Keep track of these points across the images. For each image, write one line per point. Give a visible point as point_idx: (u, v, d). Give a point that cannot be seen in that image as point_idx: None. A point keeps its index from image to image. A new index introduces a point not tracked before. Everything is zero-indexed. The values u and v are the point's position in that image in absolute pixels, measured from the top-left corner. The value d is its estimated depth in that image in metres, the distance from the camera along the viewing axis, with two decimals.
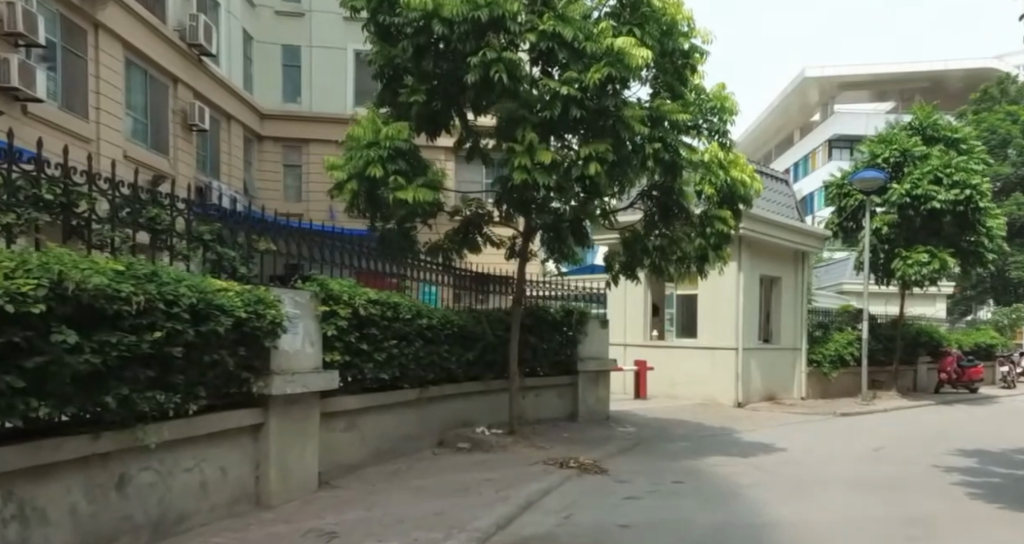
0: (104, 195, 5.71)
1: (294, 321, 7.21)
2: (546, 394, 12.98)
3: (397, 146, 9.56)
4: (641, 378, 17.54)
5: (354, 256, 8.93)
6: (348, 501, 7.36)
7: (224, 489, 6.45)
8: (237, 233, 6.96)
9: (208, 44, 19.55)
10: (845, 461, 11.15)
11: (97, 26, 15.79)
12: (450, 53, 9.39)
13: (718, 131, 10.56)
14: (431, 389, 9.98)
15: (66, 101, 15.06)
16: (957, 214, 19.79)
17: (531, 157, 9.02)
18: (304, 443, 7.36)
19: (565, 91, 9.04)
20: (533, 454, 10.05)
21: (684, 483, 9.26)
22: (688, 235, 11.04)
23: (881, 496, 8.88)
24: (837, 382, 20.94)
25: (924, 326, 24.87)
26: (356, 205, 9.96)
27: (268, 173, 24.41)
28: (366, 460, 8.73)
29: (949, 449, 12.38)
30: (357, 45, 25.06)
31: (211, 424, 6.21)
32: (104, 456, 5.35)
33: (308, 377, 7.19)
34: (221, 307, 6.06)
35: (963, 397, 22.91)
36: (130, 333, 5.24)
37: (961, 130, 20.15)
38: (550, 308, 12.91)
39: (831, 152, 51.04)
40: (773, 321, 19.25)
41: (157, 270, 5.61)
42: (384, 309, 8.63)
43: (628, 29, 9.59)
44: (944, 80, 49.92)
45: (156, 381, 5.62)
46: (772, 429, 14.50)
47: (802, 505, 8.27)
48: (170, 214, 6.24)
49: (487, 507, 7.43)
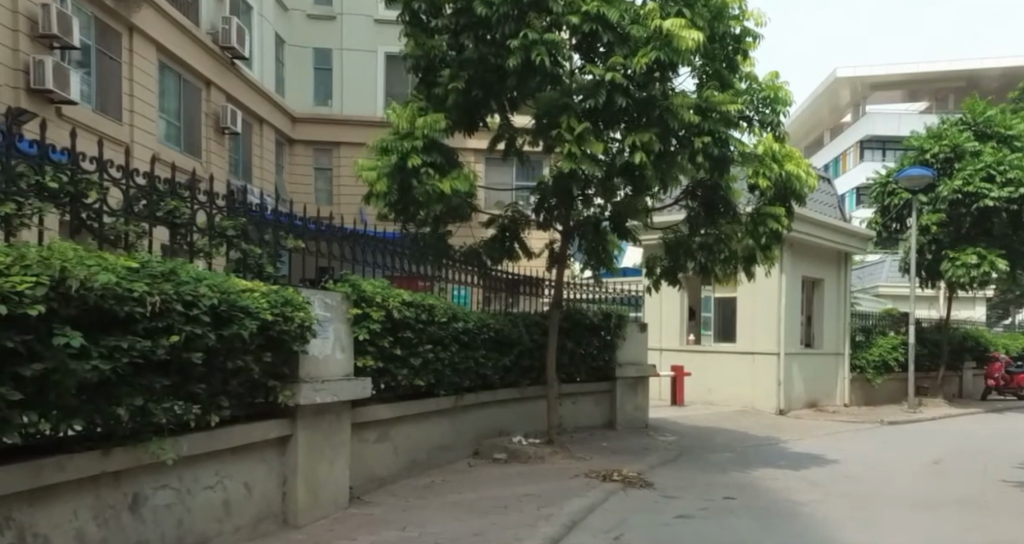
0: (117, 184, 5.24)
1: (325, 324, 6.71)
2: (584, 401, 12.40)
3: (433, 137, 9.05)
4: (678, 384, 16.78)
5: (391, 257, 8.29)
6: (381, 519, 6.82)
7: (248, 508, 5.96)
8: (264, 230, 6.44)
9: (242, 47, 19.12)
10: (906, 475, 10.42)
11: (131, 29, 15.42)
12: (490, 40, 8.82)
13: (770, 123, 9.89)
14: (467, 397, 9.42)
15: (101, 104, 14.64)
16: (1011, 213, 18.84)
17: (581, 146, 8.45)
18: (334, 456, 6.84)
19: (610, 78, 8.49)
20: (574, 466, 9.46)
21: (739, 500, 8.62)
22: (735, 234, 10.30)
23: (955, 516, 8.17)
24: (881, 389, 20.16)
25: (969, 330, 23.91)
26: (388, 206, 9.44)
27: (298, 176, 24.05)
28: (399, 474, 8.18)
29: (1014, 462, 11.62)
30: (388, 47, 24.59)
31: (234, 438, 5.73)
32: (115, 475, 4.88)
33: (339, 384, 6.68)
34: (246, 309, 5.56)
35: (1012, 404, 21.97)
36: (144, 337, 4.79)
37: (1015, 126, 19.27)
38: (588, 311, 12.30)
39: (862, 153, 49.97)
40: (816, 324, 18.44)
41: (175, 268, 5.13)
42: (419, 312, 8.05)
43: (678, 10, 8.88)
44: (981, 79, 47.85)
45: (174, 389, 5.16)
46: (820, 439, 13.79)
47: (871, 526, 7.61)
48: (190, 207, 5.76)
49: (530, 527, 6.84)
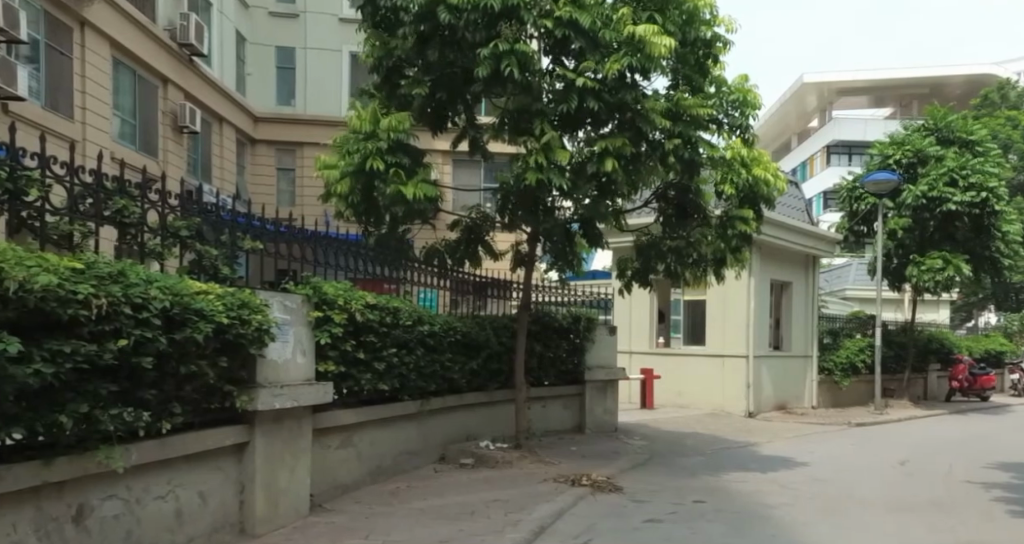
0: (60, 181, 5.05)
1: (284, 328, 6.54)
2: (553, 405, 12.27)
3: (398, 138, 8.86)
4: (648, 387, 16.74)
5: (354, 259, 8.06)
6: (344, 527, 6.65)
7: (202, 518, 5.77)
8: (220, 230, 6.25)
9: (199, 44, 18.80)
10: (875, 478, 10.39)
11: (83, 23, 15.07)
12: (456, 42, 8.63)
13: (740, 126, 9.83)
14: (433, 401, 9.25)
15: (50, 101, 14.29)
16: (973, 217, 19.08)
17: (547, 155, 8.36)
18: (294, 463, 6.65)
19: (581, 83, 8.39)
20: (542, 470, 9.33)
21: (707, 504, 8.54)
22: (705, 237, 10.14)
23: (924, 517, 8.13)
24: (849, 391, 20.26)
25: (934, 332, 24.13)
26: (352, 207, 9.23)
27: (261, 176, 23.72)
28: (362, 481, 7.99)
29: (979, 463, 11.69)
30: (352, 47, 24.35)
31: (188, 445, 5.54)
32: (59, 484, 4.70)
33: (298, 389, 6.49)
34: (200, 311, 5.37)
35: (976, 405, 22.17)
36: (90, 342, 4.61)
37: (976, 131, 19.38)
38: (556, 314, 12.15)
39: (829, 158, 50.54)
40: (784, 327, 18.41)
41: (123, 270, 4.94)
42: (383, 315, 7.90)
43: (648, 16, 8.85)
44: (944, 86, 48.14)
45: (122, 395, 4.98)
46: (787, 441, 13.79)
47: (840, 529, 7.54)
48: (140, 205, 5.58)
49: (496, 534, 6.71)
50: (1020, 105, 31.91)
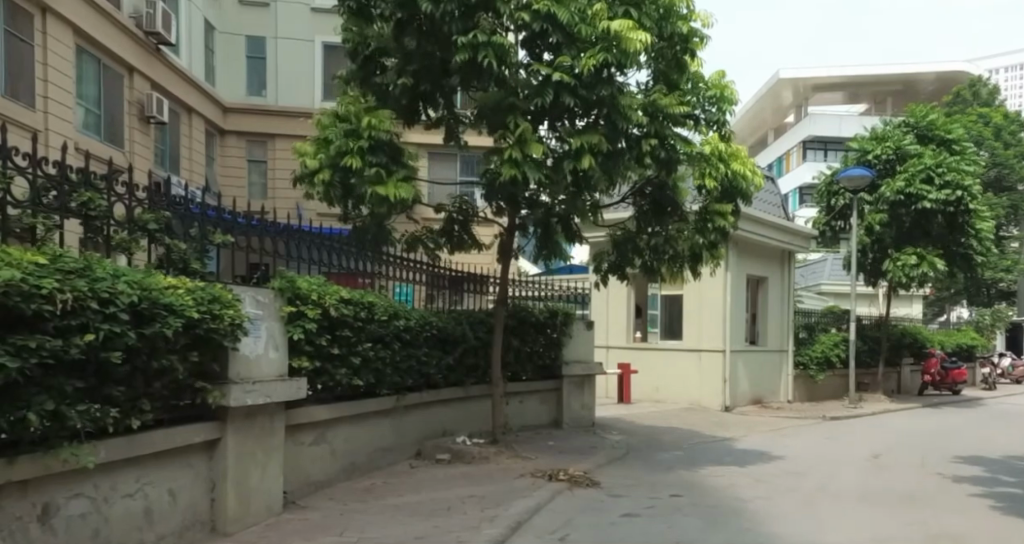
0: (21, 173, 4.98)
1: (256, 323, 6.45)
2: (530, 400, 12.25)
3: (378, 137, 8.66)
4: (625, 382, 16.73)
5: (329, 255, 8.00)
6: (318, 525, 6.56)
7: (171, 516, 5.67)
8: (188, 225, 6.13)
9: (167, 33, 18.57)
10: (853, 471, 10.42)
11: (45, 9, 14.84)
12: (432, 32, 8.48)
13: (717, 121, 9.80)
14: (408, 397, 9.16)
15: (11, 90, 14.03)
16: (947, 214, 19.20)
17: (522, 150, 8.23)
18: (266, 461, 6.55)
19: (557, 77, 8.37)
20: (519, 466, 9.28)
21: (684, 497, 8.53)
22: (682, 233, 10.16)
23: (898, 510, 8.15)
24: (824, 385, 20.40)
25: (907, 327, 24.31)
26: (330, 196, 9.03)
27: (232, 169, 23.49)
28: (336, 477, 7.92)
29: (953, 456, 11.75)
30: (325, 38, 24.16)
31: (156, 442, 5.45)
32: (23, 484, 4.61)
33: (272, 386, 6.42)
34: (169, 307, 5.27)
35: (948, 398, 22.42)
36: (54, 337, 4.52)
37: (954, 130, 19.53)
38: (534, 308, 12.08)
39: (805, 153, 50.77)
40: (760, 322, 18.54)
41: (90, 264, 4.83)
42: (357, 310, 7.80)
43: (625, 10, 8.76)
44: (918, 83, 48.48)
45: (89, 392, 4.89)
46: (762, 436, 13.84)
47: (821, 524, 7.50)
48: (106, 198, 5.48)
49: (472, 530, 6.65)
50: (991, 102, 32.25)
